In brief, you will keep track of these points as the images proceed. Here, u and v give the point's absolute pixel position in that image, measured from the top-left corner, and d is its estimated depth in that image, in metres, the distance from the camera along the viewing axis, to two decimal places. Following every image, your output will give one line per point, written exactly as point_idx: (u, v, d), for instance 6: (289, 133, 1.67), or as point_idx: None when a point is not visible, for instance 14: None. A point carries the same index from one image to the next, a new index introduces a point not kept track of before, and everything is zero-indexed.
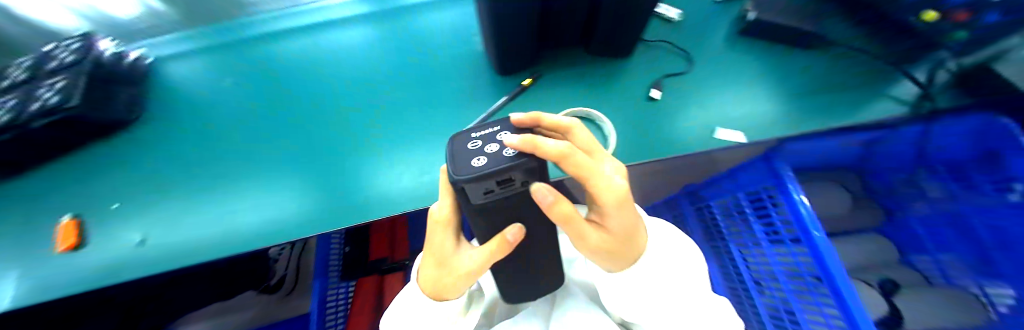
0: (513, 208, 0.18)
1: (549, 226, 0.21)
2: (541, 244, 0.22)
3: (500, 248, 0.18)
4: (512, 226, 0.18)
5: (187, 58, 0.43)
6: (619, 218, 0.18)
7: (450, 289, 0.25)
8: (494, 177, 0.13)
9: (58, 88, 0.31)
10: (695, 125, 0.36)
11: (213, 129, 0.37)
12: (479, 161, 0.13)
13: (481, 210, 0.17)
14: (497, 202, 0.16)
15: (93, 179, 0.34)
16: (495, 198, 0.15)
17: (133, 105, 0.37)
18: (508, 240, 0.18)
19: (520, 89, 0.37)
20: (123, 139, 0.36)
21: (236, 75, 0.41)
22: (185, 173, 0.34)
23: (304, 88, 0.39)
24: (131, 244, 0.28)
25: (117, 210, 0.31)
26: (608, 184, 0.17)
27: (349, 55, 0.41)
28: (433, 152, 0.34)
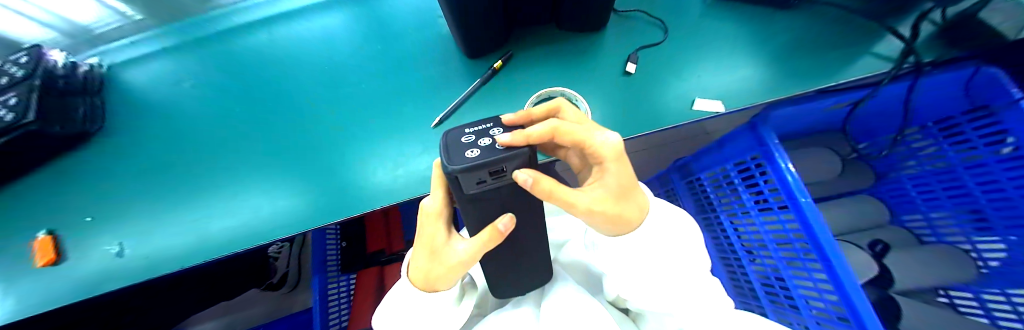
0: (504, 198, 0.18)
1: (532, 212, 0.21)
2: (523, 234, 0.22)
3: (492, 239, 0.18)
4: (505, 215, 0.18)
5: (145, 63, 0.41)
6: (617, 175, 0.19)
7: (443, 279, 0.22)
8: (486, 169, 0.13)
9: (10, 105, 0.30)
10: (673, 97, 0.35)
11: (183, 136, 0.37)
12: (472, 153, 0.13)
13: (471, 205, 0.17)
14: (490, 196, 0.17)
15: (64, 195, 0.34)
16: (489, 188, 0.16)
17: (93, 116, 0.37)
18: (500, 230, 0.18)
19: (491, 73, 0.36)
20: (96, 153, 0.36)
21: (199, 78, 0.40)
22: (157, 184, 0.34)
23: (273, 87, 0.38)
24: (110, 255, 0.31)
25: (91, 224, 0.33)
26: (604, 139, 0.19)
27: (313, 48, 0.40)
28: (406, 142, 0.35)
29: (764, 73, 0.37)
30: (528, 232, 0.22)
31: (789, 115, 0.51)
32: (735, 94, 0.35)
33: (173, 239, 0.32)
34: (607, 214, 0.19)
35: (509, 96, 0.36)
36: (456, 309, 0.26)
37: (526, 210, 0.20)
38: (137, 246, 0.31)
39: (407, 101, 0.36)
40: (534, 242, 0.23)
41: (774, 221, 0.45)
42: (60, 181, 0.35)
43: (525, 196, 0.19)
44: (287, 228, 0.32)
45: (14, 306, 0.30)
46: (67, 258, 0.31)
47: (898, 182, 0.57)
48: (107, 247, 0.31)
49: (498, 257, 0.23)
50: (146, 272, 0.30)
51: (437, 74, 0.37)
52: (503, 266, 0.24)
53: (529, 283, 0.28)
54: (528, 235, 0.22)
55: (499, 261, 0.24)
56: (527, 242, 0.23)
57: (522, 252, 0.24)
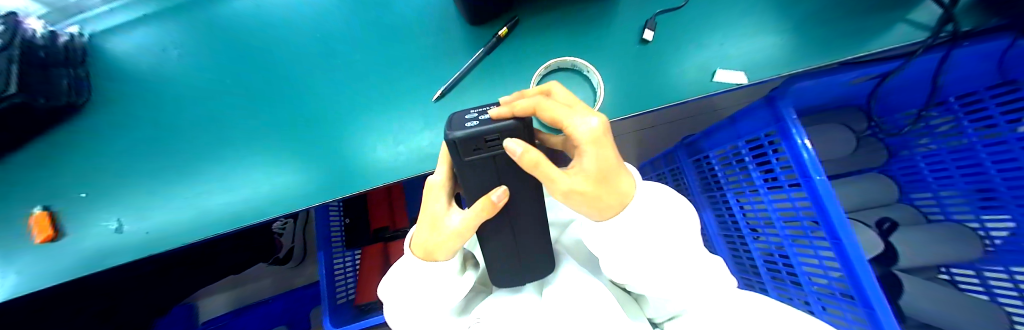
0: (500, 170, 0.18)
1: (533, 187, 0.20)
2: (519, 210, 0.21)
3: (485, 212, 0.18)
4: (498, 187, 0.18)
5: (124, 30, 0.37)
6: (595, 159, 0.15)
7: (444, 247, 0.21)
8: (481, 137, 0.15)
9: None
10: (691, 68, 0.33)
11: (170, 111, 0.35)
12: (471, 123, 0.15)
13: (470, 175, 0.18)
14: (488, 167, 0.17)
15: (54, 172, 0.33)
16: (485, 158, 0.16)
17: (79, 86, 0.34)
18: (493, 202, 0.17)
19: (496, 41, 0.33)
20: (83, 129, 0.35)
21: (183, 47, 0.36)
22: (147, 161, 0.33)
23: (262, 57, 0.36)
24: (107, 231, 0.30)
25: (85, 200, 0.32)
26: (582, 122, 0.15)
27: (301, 15, 0.36)
28: (406, 118, 0.33)
29: (792, 42, 0.34)
30: (528, 208, 0.21)
31: (808, 89, 0.48)
32: (756, 67, 0.33)
33: (173, 215, 0.31)
34: (584, 197, 0.16)
35: (516, 68, 0.34)
36: (461, 278, 0.25)
37: (525, 187, 0.20)
38: (137, 223, 0.31)
39: (405, 73, 0.34)
40: (534, 221, 0.23)
41: (784, 199, 0.45)
42: (50, 158, 0.34)
43: (523, 171, 0.18)
44: (289, 206, 0.31)
45: (20, 281, 0.30)
46: (71, 234, 0.31)
47: (910, 161, 0.55)
48: (106, 223, 0.31)
49: (499, 233, 0.22)
50: (149, 248, 0.30)
51: (437, 43, 0.34)
52: (500, 245, 0.23)
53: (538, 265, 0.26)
54: (528, 213, 0.22)
55: (501, 241, 0.23)
56: (529, 220, 0.22)
57: (522, 231, 0.23)
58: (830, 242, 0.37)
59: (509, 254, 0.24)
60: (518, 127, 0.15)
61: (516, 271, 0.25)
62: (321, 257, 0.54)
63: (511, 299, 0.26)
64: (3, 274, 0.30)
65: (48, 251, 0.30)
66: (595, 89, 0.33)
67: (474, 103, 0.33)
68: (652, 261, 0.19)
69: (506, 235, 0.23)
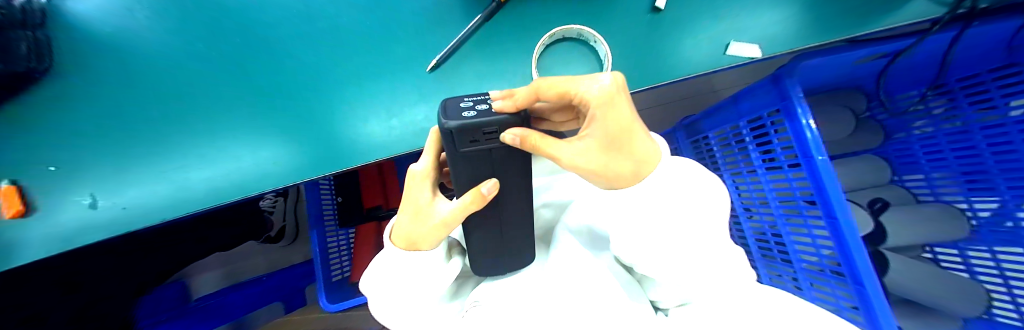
0: (495, 162, 0.17)
1: (522, 179, 0.19)
2: (507, 202, 0.20)
3: (476, 202, 0.17)
4: (488, 179, 0.17)
5: None
6: (602, 125, 0.14)
7: (427, 238, 0.20)
8: (480, 127, 0.14)
9: None
10: (702, 41, 0.31)
11: (138, 81, 0.32)
12: (469, 113, 0.14)
13: (462, 165, 0.16)
14: (483, 159, 0.16)
15: (17, 143, 0.31)
16: (482, 150, 0.15)
17: (39, 51, 0.31)
18: (483, 194, 0.17)
19: (496, 5, 0.30)
20: (46, 97, 0.32)
21: (151, 8, 0.33)
22: (119, 133, 0.31)
23: (238, 21, 0.32)
24: (83, 206, 0.29)
25: (55, 173, 0.30)
26: (587, 86, 0.14)
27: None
28: (399, 90, 0.31)
29: (811, 13, 0.32)
30: (517, 199, 0.21)
31: (815, 68, 0.46)
32: (772, 40, 0.31)
33: (153, 190, 0.30)
34: (590, 168, 0.16)
35: (517, 37, 0.31)
36: (446, 266, 0.24)
37: (515, 178, 0.19)
38: (113, 198, 0.29)
39: (398, 41, 0.31)
40: (522, 213, 0.22)
41: (781, 179, 0.44)
42: (9, 128, 0.31)
43: (517, 162, 0.17)
44: (276, 182, 0.30)
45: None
46: (42, 209, 0.29)
47: (905, 143, 0.55)
48: (80, 198, 0.29)
49: (488, 224, 0.22)
50: (130, 223, 0.29)
51: (430, 8, 0.32)
52: (489, 234, 0.23)
53: (524, 250, 0.26)
54: (517, 203, 0.21)
55: (489, 231, 0.23)
56: (517, 210, 0.22)
57: (508, 221, 0.22)
58: (825, 221, 0.37)
59: (494, 241, 0.23)
60: (516, 120, 0.14)
61: (499, 260, 0.25)
62: (314, 236, 0.54)
63: (500, 284, 0.26)
64: None
65: (17, 227, 0.29)
66: (601, 60, 0.31)
67: (472, 75, 0.31)
68: (663, 239, 0.18)
69: (491, 225, 0.22)
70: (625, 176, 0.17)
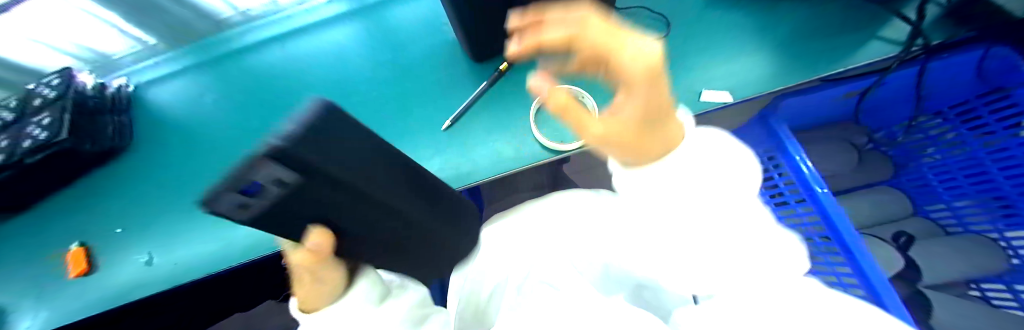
0: (294, 214, 0.15)
1: (349, 212, 0.18)
2: (364, 231, 0.20)
3: (315, 260, 0.17)
4: (312, 231, 0.16)
5: (165, 82, 0.42)
6: (638, 106, 0.10)
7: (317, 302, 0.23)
8: (217, 198, 0.12)
9: (44, 125, 0.33)
10: (680, 91, 0.35)
11: (195, 151, 0.38)
12: (192, 185, 0.13)
13: (271, 225, 0.15)
14: (288, 211, 0.15)
15: (88, 210, 0.36)
16: (266, 211, 0.14)
17: (122, 131, 0.38)
18: (316, 248, 0.16)
19: (497, 75, 0.36)
20: (123, 169, 0.38)
21: (216, 94, 0.40)
22: (176, 197, 0.36)
23: (282, 101, 0.39)
24: (139, 265, 0.32)
25: (120, 234, 0.34)
26: (636, 46, 0.10)
27: (326, 63, 0.41)
28: (419, 148, 0.36)
29: (775, 60, 0.36)
30: (384, 217, 0.21)
31: (798, 106, 0.49)
32: (744, 86, 0.35)
33: (201, 247, 0.33)
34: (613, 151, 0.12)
35: (518, 98, 0.37)
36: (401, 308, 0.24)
37: (355, 208, 0.18)
38: (164, 256, 0.32)
39: (416, 107, 0.38)
40: (401, 225, 0.23)
41: (792, 215, 0.45)
42: (88, 197, 0.37)
43: (293, 218, 0.16)
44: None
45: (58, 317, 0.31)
46: (102, 269, 0.32)
47: (918, 173, 0.55)
48: (138, 257, 0.32)
49: (369, 250, 0.22)
50: (178, 279, 0.32)
51: (442, 79, 0.38)
52: (377, 256, 0.23)
53: (427, 250, 0.28)
54: (383, 223, 0.21)
55: (377, 254, 0.23)
56: (390, 227, 0.22)
57: (387, 238, 0.22)
58: (845, 258, 0.36)
59: (387, 257, 0.24)
60: (262, 179, 0.12)
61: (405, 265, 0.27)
62: None
63: None
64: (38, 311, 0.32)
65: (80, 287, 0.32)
66: (590, 113, 0.34)
67: (478, 133, 0.36)
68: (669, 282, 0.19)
69: (373, 250, 0.22)
70: (648, 149, 0.12)
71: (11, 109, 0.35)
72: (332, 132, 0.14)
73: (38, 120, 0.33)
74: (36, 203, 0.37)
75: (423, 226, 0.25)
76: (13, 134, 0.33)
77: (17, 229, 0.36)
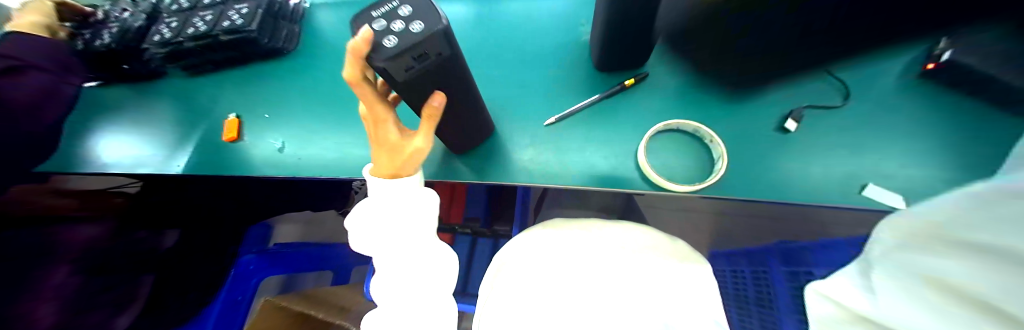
0: (432, 77, 0.20)
1: (462, 80, 0.24)
2: (456, 96, 0.25)
3: (431, 117, 0.23)
4: (438, 95, 0.22)
5: (317, 8, 0.48)
6: None
7: (406, 168, 0.27)
8: (409, 49, 0.17)
9: (243, 14, 0.40)
10: (834, 174, 0.29)
11: (318, 73, 0.44)
12: (388, 40, 0.17)
13: (414, 84, 0.20)
14: (427, 75, 0.20)
15: (250, 91, 0.45)
16: (418, 71, 0.18)
17: (290, 40, 0.46)
18: (434, 107, 0.22)
19: (619, 89, 0.35)
20: (277, 66, 0.46)
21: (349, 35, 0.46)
22: (307, 104, 0.43)
23: None
24: (273, 148, 0.40)
25: (268, 119, 0.43)
26: None
27: (468, 29, 0.43)
28: (515, 131, 0.37)
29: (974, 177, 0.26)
30: (466, 92, 0.26)
31: None
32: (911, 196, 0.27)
33: (318, 151, 0.39)
34: None
35: (635, 117, 0.35)
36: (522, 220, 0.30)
37: (455, 81, 0.23)
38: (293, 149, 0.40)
39: (525, 95, 0.38)
40: (468, 100, 0.28)
41: None
42: (253, 80, 0.46)
43: (444, 74, 0.21)
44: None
45: (212, 162, 0.42)
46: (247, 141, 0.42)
47: None
48: (273, 142, 0.41)
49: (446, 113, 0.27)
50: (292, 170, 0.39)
51: (557, 76, 0.38)
52: (450, 117, 0.29)
53: (471, 135, 0.34)
54: (467, 94, 0.26)
55: (450, 120, 0.29)
56: (467, 96, 0.27)
57: (462, 105, 0.27)
58: None
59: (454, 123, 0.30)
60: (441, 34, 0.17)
61: (461, 137, 0.33)
62: None
63: None
64: (205, 151, 0.43)
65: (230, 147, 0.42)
66: (716, 161, 0.31)
67: (579, 139, 0.35)
68: None
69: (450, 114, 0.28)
70: None
71: None
72: (454, 49, 0.20)
73: (238, 8, 0.41)
74: (224, 70, 0.47)
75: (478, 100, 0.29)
76: (217, 13, 0.41)
77: (204, 88, 0.48)
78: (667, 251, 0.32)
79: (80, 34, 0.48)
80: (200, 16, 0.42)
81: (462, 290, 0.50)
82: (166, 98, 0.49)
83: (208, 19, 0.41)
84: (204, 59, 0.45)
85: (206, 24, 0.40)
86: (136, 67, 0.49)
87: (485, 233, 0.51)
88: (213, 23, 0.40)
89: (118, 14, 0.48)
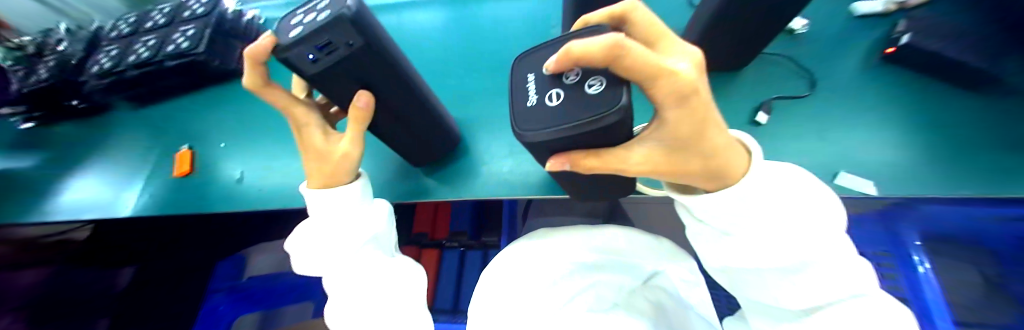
0: (356, 74, 0.19)
1: (396, 84, 0.22)
2: (395, 103, 0.24)
3: (357, 117, 0.21)
4: (359, 93, 0.19)
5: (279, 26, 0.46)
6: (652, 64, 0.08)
7: (337, 174, 0.25)
8: (309, 39, 0.16)
9: (189, 36, 0.38)
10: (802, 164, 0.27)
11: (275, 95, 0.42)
12: (296, 30, 0.16)
13: (329, 84, 0.19)
14: (345, 72, 0.18)
15: (204, 117, 0.43)
16: (330, 65, 0.17)
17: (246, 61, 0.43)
18: (358, 107, 0.20)
19: None
20: (232, 89, 0.43)
21: None
22: (261, 130, 0.40)
23: None
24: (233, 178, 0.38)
25: (223, 149, 0.41)
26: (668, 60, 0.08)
27: (444, 36, 0.46)
28: (485, 144, 0.37)
29: (945, 161, 0.24)
30: (407, 98, 0.24)
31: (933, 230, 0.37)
32: (892, 174, 0.25)
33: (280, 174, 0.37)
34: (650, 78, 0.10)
35: None
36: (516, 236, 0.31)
37: (391, 85, 0.22)
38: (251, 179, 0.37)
39: (495, 105, 0.39)
40: (417, 108, 0.26)
41: None
42: (206, 106, 0.43)
43: (375, 73, 0.20)
44: (385, 196, 0.38)
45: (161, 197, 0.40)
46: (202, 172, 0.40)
47: None
48: (232, 172, 0.39)
49: (388, 120, 0.26)
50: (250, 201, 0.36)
51: None
52: (396, 127, 0.27)
53: (430, 145, 0.33)
54: (410, 101, 0.25)
55: (400, 129, 0.28)
56: (411, 102, 0.25)
57: (408, 113, 0.26)
58: None
59: (406, 132, 0.28)
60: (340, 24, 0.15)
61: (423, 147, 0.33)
62: None
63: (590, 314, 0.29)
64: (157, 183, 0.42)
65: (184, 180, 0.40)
66: None
67: None
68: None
69: (398, 123, 0.27)
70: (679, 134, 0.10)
71: (164, 14, 0.41)
72: (373, 41, 0.17)
73: (184, 30, 0.39)
74: (176, 97, 0.45)
75: (431, 110, 0.28)
76: (161, 36, 0.39)
77: (158, 116, 0.45)
78: (651, 248, 0.30)
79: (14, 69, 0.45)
80: (142, 42, 0.39)
81: (452, 308, 0.50)
82: (112, 132, 0.46)
83: (151, 44, 0.38)
84: (157, 87, 0.42)
85: (149, 49, 0.38)
86: (77, 101, 0.46)
87: (473, 245, 0.51)
88: (157, 47, 0.38)
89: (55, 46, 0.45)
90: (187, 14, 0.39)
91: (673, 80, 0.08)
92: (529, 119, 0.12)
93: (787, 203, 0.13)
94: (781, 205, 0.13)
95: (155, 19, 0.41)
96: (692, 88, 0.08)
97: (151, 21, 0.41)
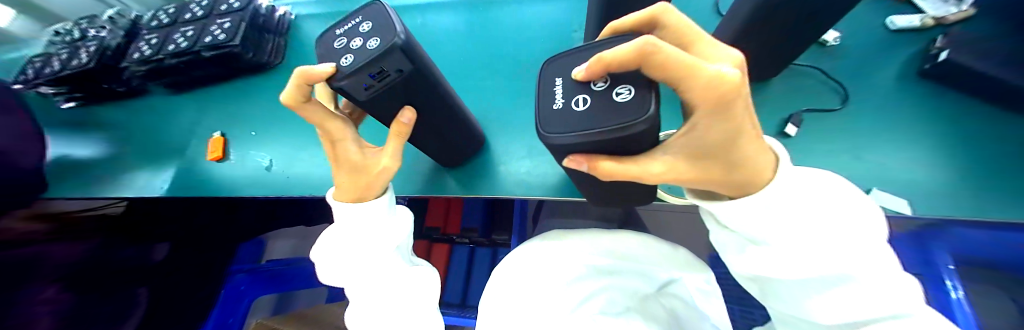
0: (405, 94, 0.20)
1: (437, 98, 0.23)
2: (433, 117, 0.25)
3: (400, 133, 0.21)
4: (405, 109, 0.20)
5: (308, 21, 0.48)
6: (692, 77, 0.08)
7: (371, 188, 0.24)
8: (366, 69, 0.16)
9: (224, 28, 0.39)
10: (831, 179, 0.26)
11: None
12: (348, 59, 0.16)
13: (379, 104, 0.20)
14: (397, 93, 0.19)
15: (233, 107, 0.45)
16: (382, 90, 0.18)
17: (275, 54, 0.45)
18: (403, 123, 0.20)
19: None
20: (261, 81, 0.45)
21: None
22: (289, 121, 0.42)
23: None
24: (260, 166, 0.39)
25: (251, 137, 0.42)
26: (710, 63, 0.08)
27: (466, 37, 0.46)
28: (505, 145, 0.38)
29: (987, 182, 0.23)
30: (444, 111, 0.25)
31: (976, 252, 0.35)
32: (929, 194, 0.24)
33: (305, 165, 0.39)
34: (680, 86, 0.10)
35: None
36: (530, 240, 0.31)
37: (431, 101, 0.22)
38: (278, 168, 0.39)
39: (515, 107, 0.39)
40: (450, 119, 0.27)
41: None
42: (237, 96, 0.45)
43: (418, 91, 0.20)
44: (405, 192, 0.39)
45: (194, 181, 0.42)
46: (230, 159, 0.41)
47: None
48: (260, 159, 0.40)
49: (426, 132, 0.27)
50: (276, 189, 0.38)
51: None
52: (429, 137, 0.28)
53: (455, 152, 0.34)
54: (445, 114, 0.26)
55: (433, 138, 0.29)
56: (446, 114, 0.26)
57: (443, 124, 0.27)
58: None
59: (436, 142, 0.30)
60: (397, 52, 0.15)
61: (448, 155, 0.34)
62: None
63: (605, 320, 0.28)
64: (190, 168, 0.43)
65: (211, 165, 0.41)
66: None
67: None
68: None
69: (431, 133, 0.27)
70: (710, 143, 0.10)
71: (202, 7, 0.42)
72: (419, 64, 0.18)
73: (220, 22, 0.40)
74: (207, 85, 0.47)
75: (462, 119, 0.29)
76: (198, 27, 0.41)
77: (190, 104, 0.47)
78: (665, 253, 0.30)
79: (57, 53, 0.47)
80: (179, 32, 0.41)
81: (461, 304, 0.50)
82: (146, 116, 0.49)
83: (188, 34, 0.40)
84: (190, 75, 0.44)
85: (185, 39, 0.40)
86: (115, 85, 0.48)
87: (484, 242, 0.52)
88: (194, 38, 0.40)
89: (94, 32, 0.47)
90: (223, 7, 0.41)
91: (716, 86, 0.08)
92: (553, 123, 0.11)
93: (822, 213, 0.13)
94: (815, 214, 0.12)
95: (193, 11, 0.42)
96: (733, 93, 0.08)
97: (190, 12, 0.42)
